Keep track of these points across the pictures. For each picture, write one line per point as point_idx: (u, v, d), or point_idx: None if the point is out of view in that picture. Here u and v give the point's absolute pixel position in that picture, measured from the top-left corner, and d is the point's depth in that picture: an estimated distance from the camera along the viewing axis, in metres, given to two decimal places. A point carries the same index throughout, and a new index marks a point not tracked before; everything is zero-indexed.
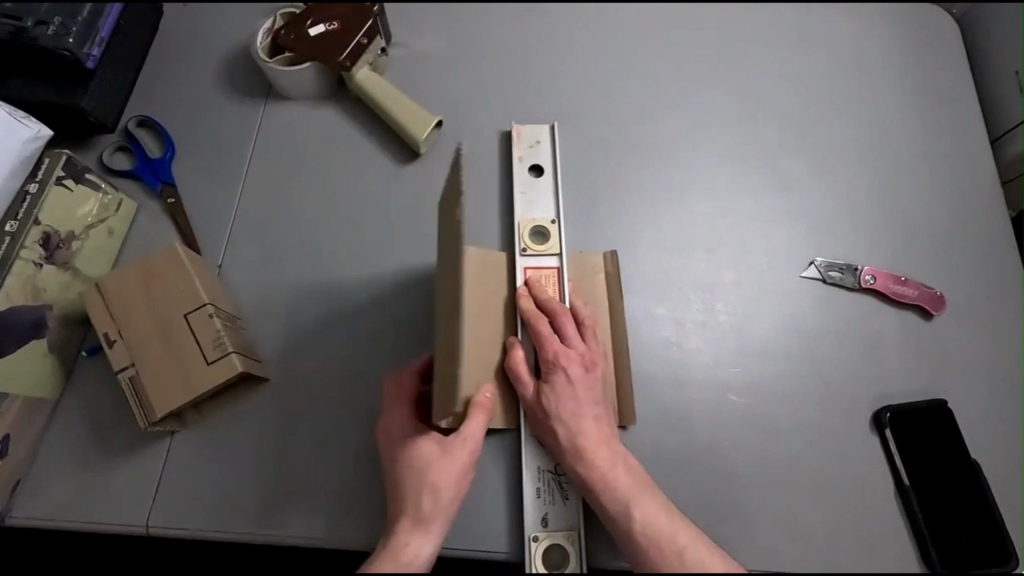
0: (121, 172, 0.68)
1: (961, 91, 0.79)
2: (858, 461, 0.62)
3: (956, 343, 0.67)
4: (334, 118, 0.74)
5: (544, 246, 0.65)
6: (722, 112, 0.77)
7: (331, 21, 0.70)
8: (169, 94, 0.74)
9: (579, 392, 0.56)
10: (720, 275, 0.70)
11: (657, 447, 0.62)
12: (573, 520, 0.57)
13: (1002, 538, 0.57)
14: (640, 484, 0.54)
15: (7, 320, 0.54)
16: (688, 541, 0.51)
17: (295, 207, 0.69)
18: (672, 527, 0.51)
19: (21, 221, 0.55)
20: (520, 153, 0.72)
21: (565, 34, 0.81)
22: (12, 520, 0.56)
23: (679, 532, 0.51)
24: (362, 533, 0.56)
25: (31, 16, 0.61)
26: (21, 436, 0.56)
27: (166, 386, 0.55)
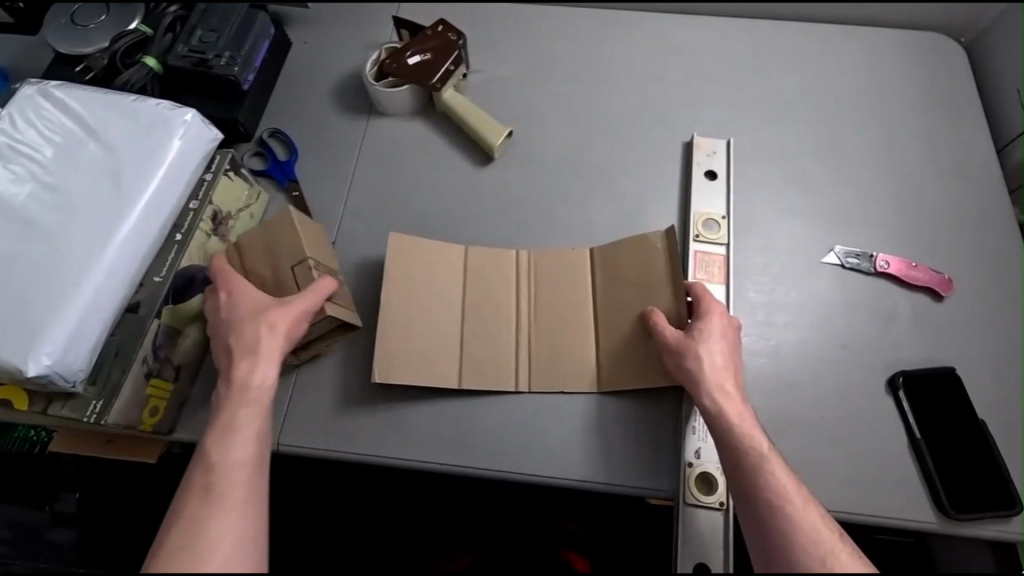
0: (258, 171, 0.85)
1: (970, 107, 0.90)
2: (874, 418, 0.71)
3: (963, 320, 0.76)
4: (424, 130, 0.90)
5: (715, 236, 0.80)
6: (751, 124, 0.89)
7: (425, 53, 0.87)
8: (293, 109, 0.91)
9: (712, 338, 0.66)
10: (749, 258, 0.81)
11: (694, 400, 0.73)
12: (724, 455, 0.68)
13: (1005, 485, 0.66)
14: (751, 426, 0.61)
15: (188, 274, 0.69)
16: (784, 480, 0.57)
17: (393, 200, 0.85)
18: (771, 467, 0.57)
19: (200, 202, 0.72)
20: (699, 159, 0.85)
21: (616, 60, 0.95)
22: (175, 434, 0.69)
23: (773, 470, 0.57)
24: (448, 454, 0.70)
25: (210, 50, 0.80)
26: (187, 367, 0.70)
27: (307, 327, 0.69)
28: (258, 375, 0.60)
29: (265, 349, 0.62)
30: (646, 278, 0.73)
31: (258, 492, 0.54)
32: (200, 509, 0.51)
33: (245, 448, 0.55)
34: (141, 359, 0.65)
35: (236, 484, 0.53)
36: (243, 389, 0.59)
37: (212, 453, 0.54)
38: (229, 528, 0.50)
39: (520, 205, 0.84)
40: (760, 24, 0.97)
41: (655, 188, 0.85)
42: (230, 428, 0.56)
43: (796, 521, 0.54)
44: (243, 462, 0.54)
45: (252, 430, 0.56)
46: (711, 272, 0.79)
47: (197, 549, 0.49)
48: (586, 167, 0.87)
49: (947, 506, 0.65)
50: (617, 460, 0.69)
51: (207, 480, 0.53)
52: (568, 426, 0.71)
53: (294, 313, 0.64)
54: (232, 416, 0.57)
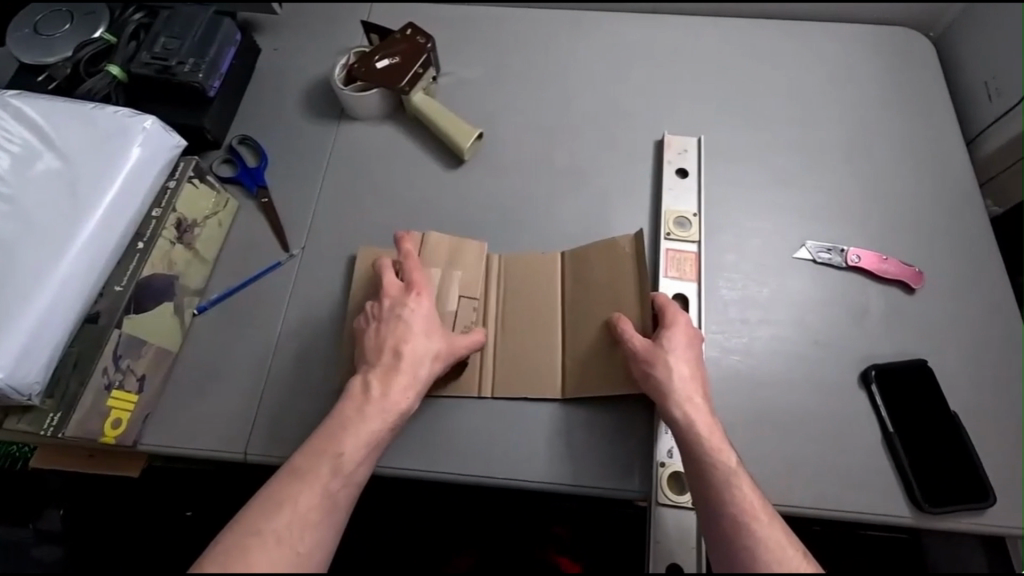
0: (227, 178, 0.84)
1: (938, 100, 0.90)
2: (847, 412, 0.71)
3: (934, 312, 0.76)
4: (394, 134, 0.90)
5: (686, 233, 0.80)
6: (722, 122, 0.89)
7: (393, 56, 0.87)
8: (262, 115, 0.90)
9: (679, 348, 0.66)
10: (721, 256, 0.80)
11: None
12: None
13: (978, 477, 0.66)
14: (719, 440, 0.60)
15: (150, 283, 0.70)
16: (748, 495, 0.56)
17: (365, 203, 0.84)
18: (736, 482, 0.56)
19: (164, 209, 0.72)
20: (670, 157, 0.85)
21: (586, 61, 0.95)
22: (140, 447, 0.68)
23: (738, 486, 0.56)
24: (419, 459, 0.69)
25: (173, 57, 0.79)
26: (153, 377, 0.70)
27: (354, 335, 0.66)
28: (401, 398, 0.59)
29: (422, 372, 0.62)
30: (614, 283, 0.73)
31: (348, 505, 0.54)
32: (307, 508, 0.51)
33: (362, 463, 0.55)
34: (101, 370, 0.65)
35: (336, 494, 0.53)
36: (386, 405, 0.58)
37: (342, 458, 0.54)
38: (319, 536, 0.50)
39: (492, 206, 0.84)
40: (729, 23, 0.97)
41: (626, 187, 0.85)
42: (356, 435, 0.56)
43: (759, 537, 0.52)
44: (352, 476, 0.54)
45: (372, 444, 0.56)
46: (683, 269, 0.78)
47: (288, 550, 0.48)
48: (557, 168, 0.86)
49: (920, 500, 0.65)
50: (588, 462, 0.68)
51: (327, 482, 0.52)
52: (539, 429, 0.70)
53: (451, 356, 0.65)
54: (368, 419, 0.57)
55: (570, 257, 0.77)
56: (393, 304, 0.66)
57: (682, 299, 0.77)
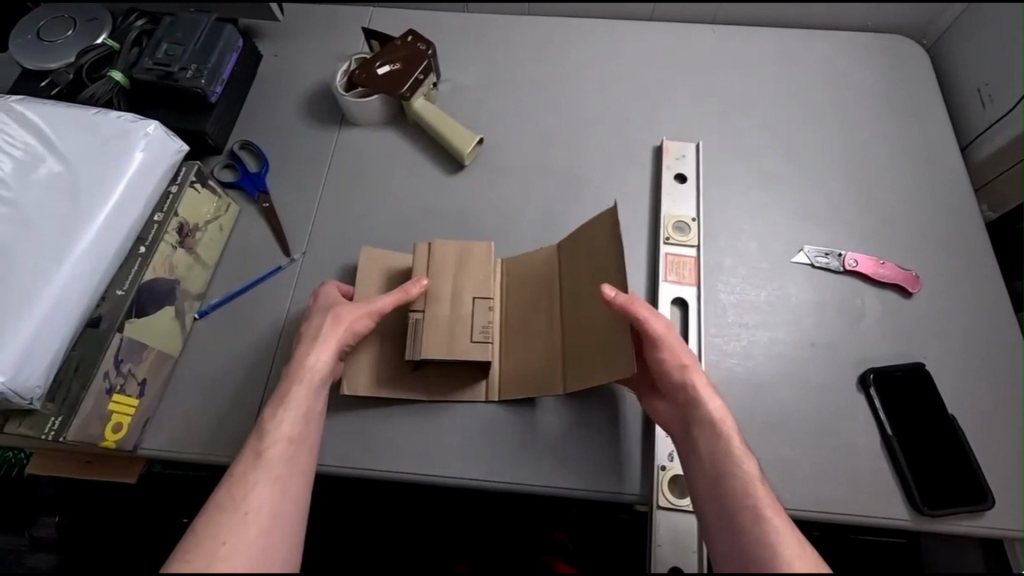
0: (228, 183, 0.85)
1: (933, 106, 0.91)
2: (845, 415, 0.71)
3: (931, 316, 0.77)
4: (395, 139, 0.90)
5: (685, 238, 0.80)
6: (720, 128, 0.90)
7: (394, 63, 0.87)
8: (263, 121, 0.91)
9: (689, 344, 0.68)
10: (719, 260, 0.81)
11: None
12: None
13: (977, 480, 0.66)
14: (726, 419, 0.61)
15: (151, 287, 0.70)
16: (753, 474, 0.56)
17: (366, 208, 0.84)
18: (742, 462, 0.57)
19: (165, 213, 0.72)
20: (668, 162, 0.86)
21: (585, 67, 0.96)
22: (141, 450, 0.68)
23: (743, 465, 0.57)
24: (420, 462, 0.69)
25: (175, 63, 0.80)
26: (153, 381, 0.70)
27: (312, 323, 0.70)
28: (313, 360, 0.62)
29: (329, 335, 0.64)
30: (608, 263, 0.68)
31: (294, 464, 0.54)
32: (244, 472, 0.52)
33: (292, 423, 0.57)
34: (103, 374, 0.64)
35: (275, 456, 0.54)
36: (304, 373, 0.61)
37: (266, 425, 0.56)
38: (263, 494, 0.51)
39: (492, 211, 0.84)
40: (726, 30, 0.99)
41: (625, 192, 0.85)
42: (293, 411, 0.58)
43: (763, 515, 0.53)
44: (283, 436, 0.55)
45: (302, 409, 0.58)
46: (682, 274, 0.79)
47: (233, 512, 0.49)
48: (557, 173, 0.87)
49: (920, 503, 0.65)
50: (588, 465, 0.69)
51: (258, 448, 0.54)
52: (539, 432, 0.70)
53: (353, 318, 0.66)
54: (288, 391, 0.59)
55: (571, 240, 0.75)
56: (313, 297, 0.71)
57: (681, 303, 0.77)
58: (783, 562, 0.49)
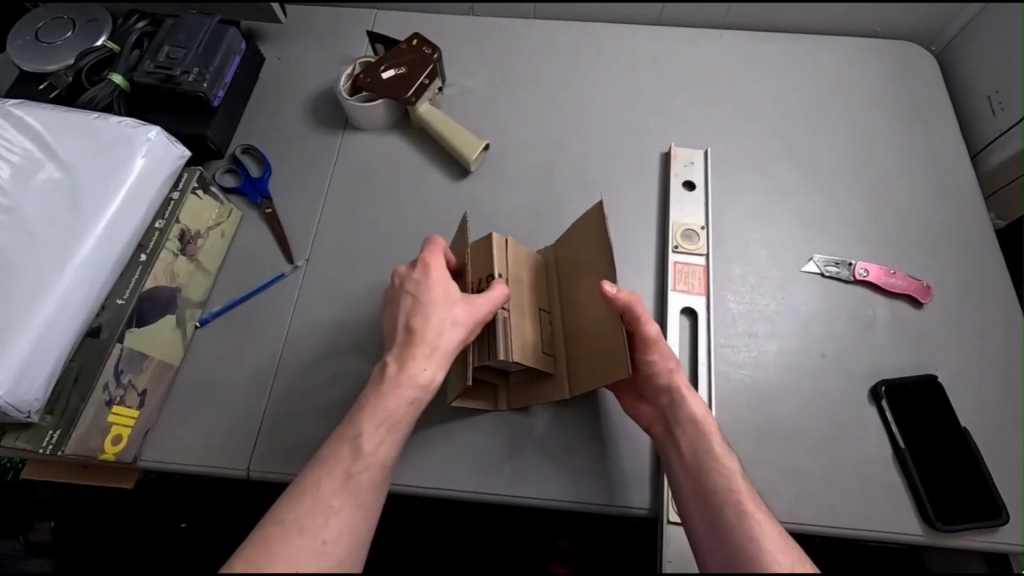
0: (230, 188, 0.83)
1: (943, 114, 0.91)
2: (856, 428, 0.70)
3: (942, 327, 0.76)
4: (400, 144, 0.89)
5: (694, 246, 0.79)
6: (728, 134, 0.89)
7: (399, 67, 0.86)
8: (266, 124, 0.90)
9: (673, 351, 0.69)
10: (728, 269, 0.80)
11: None
12: None
13: (990, 494, 0.65)
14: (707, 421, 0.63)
15: (152, 296, 0.68)
16: (735, 474, 0.58)
17: (370, 214, 0.83)
18: (723, 462, 0.59)
19: (167, 221, 0.70)
20: (677, 170, 0.85)
21: (592, 72, 0.95)
22: (141, 462, 0.67)
23: (724, 466, 0.59)
24: (426, 475, 0.68)
25: (178, 66, 0.78)
26: (153, 392, 0.68)
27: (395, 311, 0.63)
28: (423, 374, 0.57)
29: (444, 341, 0.59)
30: (599, 257, 0.66)
31: (377, 493, 0.52)
32: (330, 493, 0.50)
33: (388, 448, 0.54)
34: (103, 386, 0.63)
35: (361, 481, 0.51)
36: (408, 386, 0.56)
37: (362, 443, 0.53)
38: (343, 524, 0.49)
39: (499, 217, 0.83)
40: (734, 35, 0.98)
41: (632, 199, 0.84)
42: (389, 430, 0.54)
43: (747, 513, 0.55)
44: (377, 461, 0.53)
45: (398, 429, 0.55)
46: (691, 283, 0.78)
47: (312, 538, 0.47)
48: (564, 179, 0.86)
49: (933, 518, 0.64)
50: (596, 479, 0.68)
51: (349, 468, 0.51)
52: (548, 444, 0.70)
53: (472, 320, 0.61)
54: (391, 403, 0.55)
55: (568, 237, 0.73)
56: (402, 283, 0.64)
57: (690, 313, 0.76)
58: (769, 559, 0.51)
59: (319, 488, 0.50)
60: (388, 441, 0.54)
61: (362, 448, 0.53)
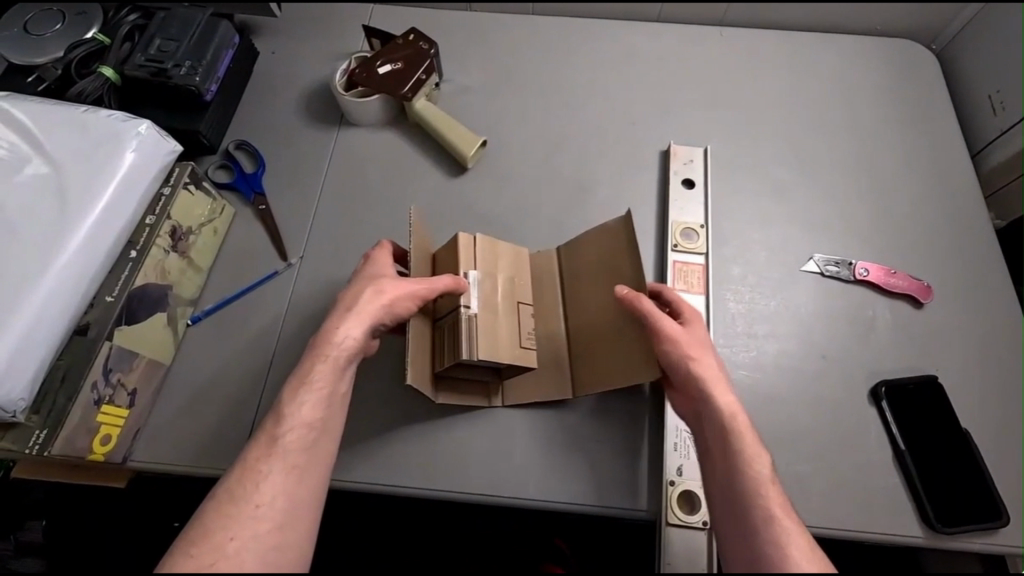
0: (222, 184, 0.82)
1: (944, 113, 0.90)
2: (857, 429, 0.70)
3: (943, 327, 0.75)
4: (396, 140, 0.88)
5: (693, 245, 0.79)
6: (728, 132, 0.89)
7: (395, 62, 0.85)
8: (260, 120, 0.88)
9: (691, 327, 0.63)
10: (728, 268, 0.79)
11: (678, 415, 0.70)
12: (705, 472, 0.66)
13: (991, 497, 0.64)
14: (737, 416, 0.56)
15: (142, 294, 0.67)
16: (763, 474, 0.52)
17: (366, 211, 0.82)
18: (751, 460, 0.53)
19: (158, 216, 0.69)
20: (676, 168, 0.84)
21: (591, 69, 0.94)
22: (130, 462, 0.66)
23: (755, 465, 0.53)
24: (421, 477, 0.67)
25: (169, 59, 0.77)
26: (143, 391, 0.67)
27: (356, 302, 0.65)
28: (340, 335, 0.57)
29: (367, 306, 0.59)
30: (613, 270, 0.68)
31: (310, 453, 0.51)
32: (257, 459, 0.49)
33: (313, 408, 0.53)
34: (91, 385, 0.61)
35: (289, 443, 0.50)
36: (329, 350, 0.56)
37: (285, 408, 0.52)
38: (275, 485, 0.47)
39: (496, 215, 0.82)
40: (733, 33, 0.97)
41: (631, 198, 0.84)
42: (312, 391, 0.53)
43: (774, 518, 0.50)
44: (302, 422, 0.52)
45: (324, 389, 0.54)
46: (690, 282, 0.77)
47: (244, 504, 0.46)
48: (563, 176, 0.85)
49: (934, 519, 0.64)
50: (595, 479, 0.67)
51: (275, 432, 0.51)
52: (545, 444, 0.69)
53: (398, 293, 0.61)
54: (311, 369, 0.55)
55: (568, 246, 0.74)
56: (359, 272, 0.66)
57: None
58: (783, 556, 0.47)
59: (249, 456, 0.49)
60: (308, 403, 0.53)
61: (285, 410, 0.52)
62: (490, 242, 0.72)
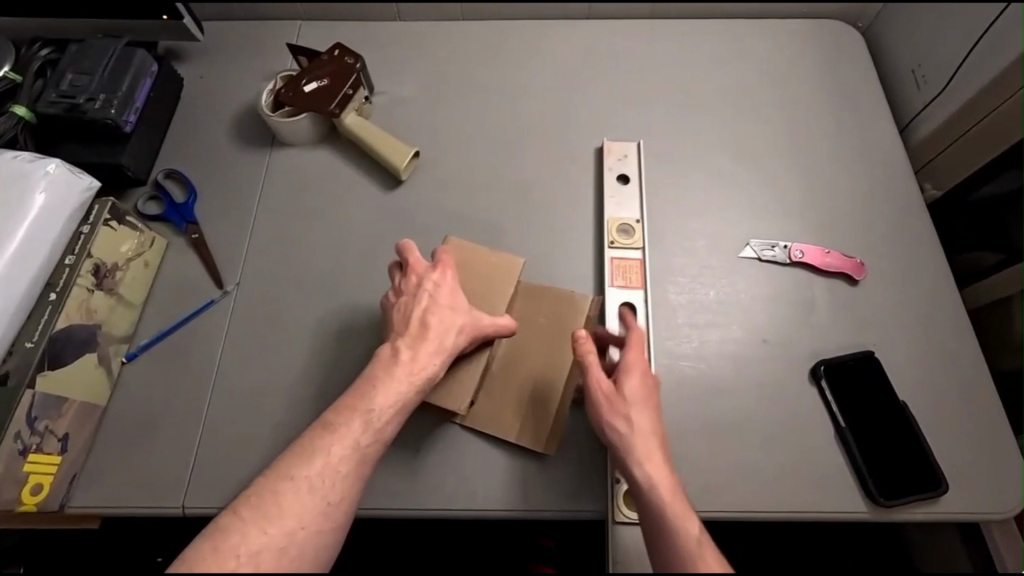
0: (152, 216, 0.80)
1: (871, 91, 0.91)
2: (798, 410, 0.70)
3: (877, 300, 0.77)
4: (329, 157, 0.87)
5: (630, 240, 0.79)
6: (661, 125, 0.89)
7: (321, 79, 0.84)
8: (190, 148, 0.87)
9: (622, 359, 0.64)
10: (666, 260, 0.79)
11: None
12: None
13: (931, 469, 0.66)
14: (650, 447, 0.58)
15: (66, 335, 0.65)
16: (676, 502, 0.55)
17: (302, 232, 0.81)
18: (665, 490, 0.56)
19: (77, 255, 0.68)
20: (610, 164, 0.84)
21: (524, 71, 0.94)
22: (69, 509, 0.65)
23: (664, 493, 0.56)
24: (368, 497, 0.66)
25: (83, 94, 0.75)
26: (77, 435, 0.66)
27: (392, 311, 0.65)
28: (428, 365, 0.60)
29: (446, 340, 0.62)
30: (560, 328, 0.72)
31: (354, 477, 0.54)
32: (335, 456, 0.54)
33: (388, 422, 0.57)
34: (14, 435, 0.60)
35: (339, 464, 0.54)
36: (414, 370, 0.60)
37: (368, 413, 0.57)
38: (311, 505, 0.52)
39: (434, 226, 0.82)
40: (663, 26, 0.98)
41: (568, 198, 0.83)
42: (389, 401, 0.58)
43: (695, 556, 0.51)
44: (378, 432, 0.57)
45: (401, 406, 0.58)
46: (629, 277, 0.77)
47: (309, 497, 0.52)
48: (499, 181, 0.85)
49: (876, 493, 0.65)
50: (540, 484, 0.67)
51: (358, 437, 0.55)
52: (493, 454, 0.68)
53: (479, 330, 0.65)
54: (397, 385, 0.58)
55: (523, 289, 0.74)
56: (420, 279, 0.66)
57: (629, 308, 0.76)
58: None
59: (318, 451, 0.54)
60: (393, 419, 0.58)
61: (374, 413, 0.57)
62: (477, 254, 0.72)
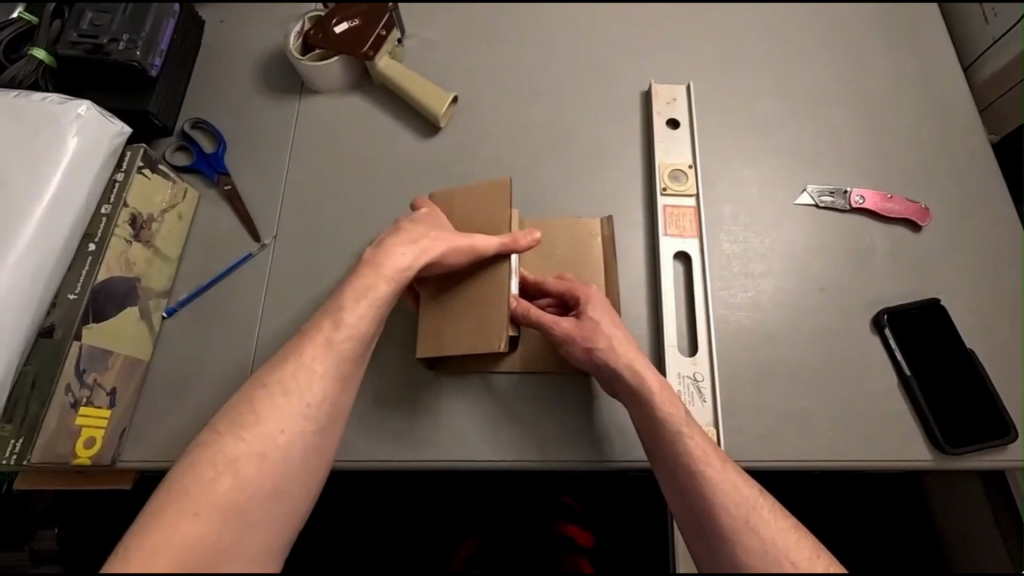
0: (182, 167, 0.77)
1: (933, 28, 0.86)
2: (861, 358, 0.68)
3: (943, 247, 0.73)
4: (362, 104, 0.83)
5: (682, 187, 0.75)
6: (711, 66, 0.84)
7: (351, 19, 0.79)
8: (216, 96, 0.83)
9: (603, 320, 0.63)
10: (719, 209, 0.76)
11: (683, 373, 0.67)
12: (711, 419, 0.65)
13: (1000, 417, 0.64)
14: (670, 404, 0.58)
15: (108, 288, 0.63)
16: (726, 481, 0.53)
17: (338, 182, 0.78)
18: (728, 487, 0.53)
19: (114, 205, 0.65)
20: (659, 108, 0.80)
21: (564, 11, 0.89)
22: (120, 464, 0.63)
23: (712, 471, 0.54)
24: (424, 449, 0.65)
25: (105, 34, 0.71)
26: (125, 390, 0.65)
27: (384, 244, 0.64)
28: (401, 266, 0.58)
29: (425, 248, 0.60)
30: (583, 262, 0.71)
31: (332, 385, 0.51)
32: (311, 358, 0.51)
33: (362, 319, 0.54)
34: (64, 388, 0.59)
35: (315, 368, 0.51)
36: (384, 269, 0.57)
37: (342, 314, 0.54)
38: (293, 412, 0.49)
39: (476, 175, 0.78)
40: None
41: (615, 144, 0.80)
42: (361, 299, 0.55)
43: (746, 515, 0.51)
44: (355, 331, 0.54)
45: (374, 304, 0.55)
46: (682, 226, 0.74)
47: (295, 401, 0.49)
48: (542, 128, 0.81)
49: (943, 442, 0.63)
50: (595, 435, 0.66)
51: (330, 337, 0.53)
52: (548, 406, 0.67)
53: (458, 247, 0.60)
54: (372, 284, 0.56)
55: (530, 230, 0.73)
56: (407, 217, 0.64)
57: (683, 257, 0.73)
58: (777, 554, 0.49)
59: (294, 356, 0.52)
60: (364, 312, 0.55)
61: (345, 313, 0.54)
62: (457, 195, 0.68)
